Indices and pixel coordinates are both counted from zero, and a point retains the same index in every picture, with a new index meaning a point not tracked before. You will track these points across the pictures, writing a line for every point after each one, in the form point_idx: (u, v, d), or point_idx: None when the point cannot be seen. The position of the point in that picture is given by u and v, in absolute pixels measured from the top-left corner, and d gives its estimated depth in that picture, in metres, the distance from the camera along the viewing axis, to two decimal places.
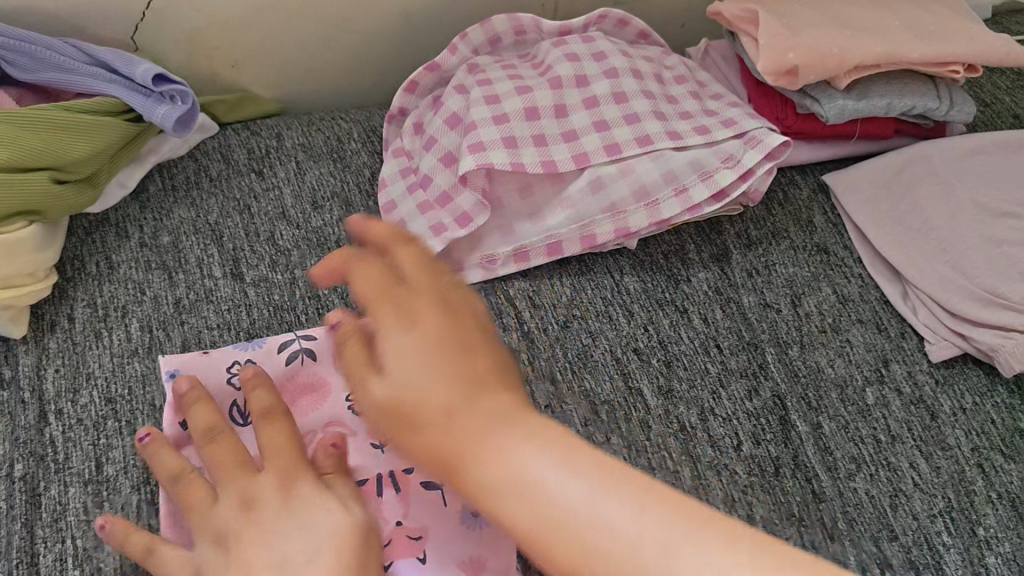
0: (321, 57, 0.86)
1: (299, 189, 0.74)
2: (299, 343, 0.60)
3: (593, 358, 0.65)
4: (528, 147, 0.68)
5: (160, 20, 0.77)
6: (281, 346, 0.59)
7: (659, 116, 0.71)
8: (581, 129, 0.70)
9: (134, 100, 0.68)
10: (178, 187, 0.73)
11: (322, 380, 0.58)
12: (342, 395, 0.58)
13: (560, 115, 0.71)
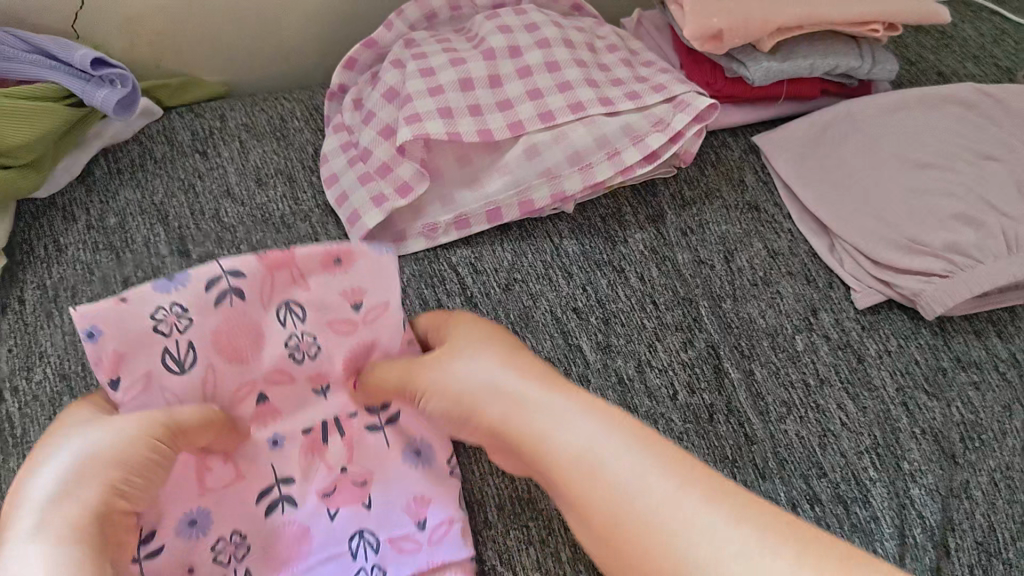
0: (263, 39, 0.88)
1: (243, 167, 0.75)
2: (227, 280, 0.53)
3: (535, 318, 0.67)
4: (464, 117, 0.70)
5: (99, 7, 0.78)
6: (209, 283, 0.52)
7: (591, 84, 0.74)
8: (516, 98, 0.72)
9: (75, 85, 0.69)
10: (123, 170, 0.75)
11: (261, 322, 0.54)
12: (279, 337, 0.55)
13: (495, 85, 0.73)
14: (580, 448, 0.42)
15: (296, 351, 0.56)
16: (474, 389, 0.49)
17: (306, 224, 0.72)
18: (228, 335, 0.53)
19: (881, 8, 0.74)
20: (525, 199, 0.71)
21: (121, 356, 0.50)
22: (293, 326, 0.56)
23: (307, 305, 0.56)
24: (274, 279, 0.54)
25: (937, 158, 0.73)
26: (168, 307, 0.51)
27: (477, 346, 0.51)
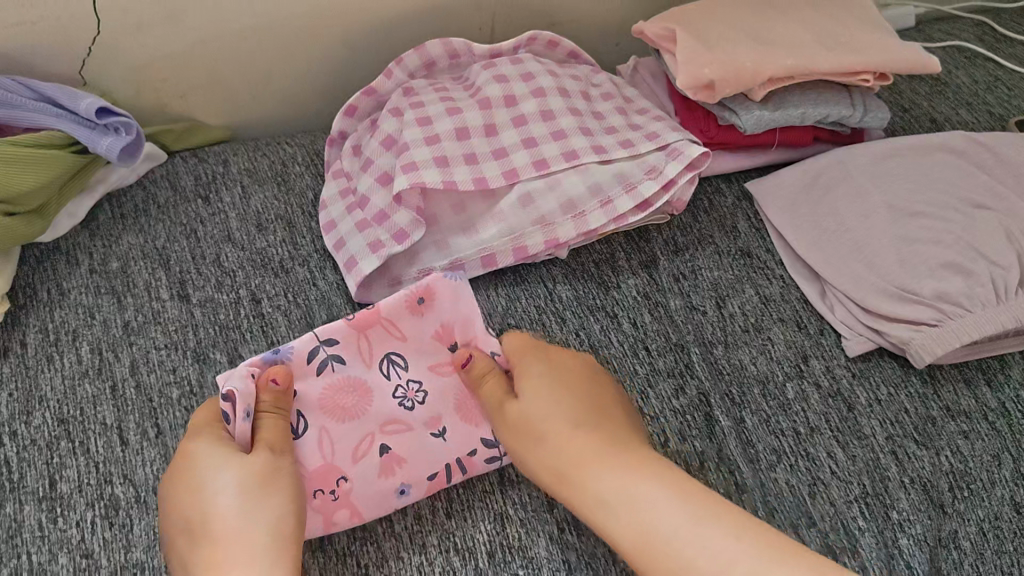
0: (267, 85, 0.90)
1: (244, 212, 0.77)
2: (328, 354, 0.63)
3: None
4: (459, 166, 0.72)
5: (105, 54, 0.80)
6: (310, 355, 0.62)
7: (585, 132, 0.75)
8: (510, 146, 0.74)
9: (79, 133, 0.71)
10: (127, 214, 0.76)
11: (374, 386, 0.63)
12: (388, 392, 0.63)
13: (490, 133, 0.74)
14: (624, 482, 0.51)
15: (405, 400, 0.62)
16: (564, 429, 0.55)
17: (304, 269, 0.73)
18: (335, 401, 0.61)
19: (870, 57, 0.76)
20: (519, 246, 0.72)
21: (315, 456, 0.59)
22: (397, 378, 0.63)
23: (406, 357, 0.64)
24: (368, 339, 0.64)
25: (927, 207, 0.74)
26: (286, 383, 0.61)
27: (551, 407, 0.57)
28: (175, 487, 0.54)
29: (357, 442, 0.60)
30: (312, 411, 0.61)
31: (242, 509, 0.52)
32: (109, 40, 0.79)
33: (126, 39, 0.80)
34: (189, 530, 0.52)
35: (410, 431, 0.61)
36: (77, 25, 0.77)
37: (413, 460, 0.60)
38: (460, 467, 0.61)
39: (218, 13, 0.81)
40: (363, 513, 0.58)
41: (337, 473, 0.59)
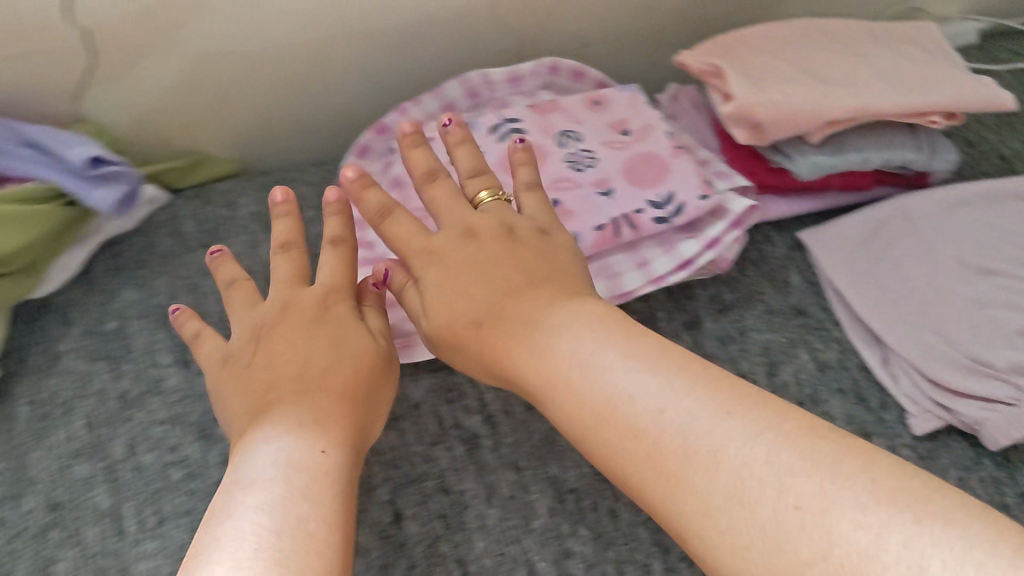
0: (281, 122, 0.84)
1: (252, 264, 0.71)
2: (504, 127, 0.67)
3: (559, 444, 0.62)
4: None
5: (102, 94, 0.74)
6: (490, 129, 0.67)
7: (601, 181, 0.65)
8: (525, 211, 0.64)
9: (69, 181, 0.64)
10: (124, 268, 0.71)
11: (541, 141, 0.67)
12: (561, 160, 0.66)
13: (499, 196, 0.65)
14: (715, 459, 0.36)
15: (576, 164, 0.66)
16: (500, 342, 0.49)
17: None
18: (511, 161, 0.66)
19: (939, 96, 0.68)
20: None
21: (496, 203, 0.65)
22: (573, 147, 0.67)
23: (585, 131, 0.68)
24: (551, 117, 0.69)
25: (1006, 263, 0.67)
26: (458, 149, 0.67)
27: (450, 305, 0.52)
28: (263, 361, 0.54)
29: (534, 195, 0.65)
30: (496, 155, 0.66)
31: (326, 351, 0.53)
32: (105, 77, 0.73)
33: (124, 77, 0.74)
34: (256, 373, 0.53)
35: (580, 188, 0.64)
36: (69, 66, 0.71)
37: (582, 213, 0.63)
38: (630, 224, 0.63)
39: (205, 44, 0.74)
40: None
41: None
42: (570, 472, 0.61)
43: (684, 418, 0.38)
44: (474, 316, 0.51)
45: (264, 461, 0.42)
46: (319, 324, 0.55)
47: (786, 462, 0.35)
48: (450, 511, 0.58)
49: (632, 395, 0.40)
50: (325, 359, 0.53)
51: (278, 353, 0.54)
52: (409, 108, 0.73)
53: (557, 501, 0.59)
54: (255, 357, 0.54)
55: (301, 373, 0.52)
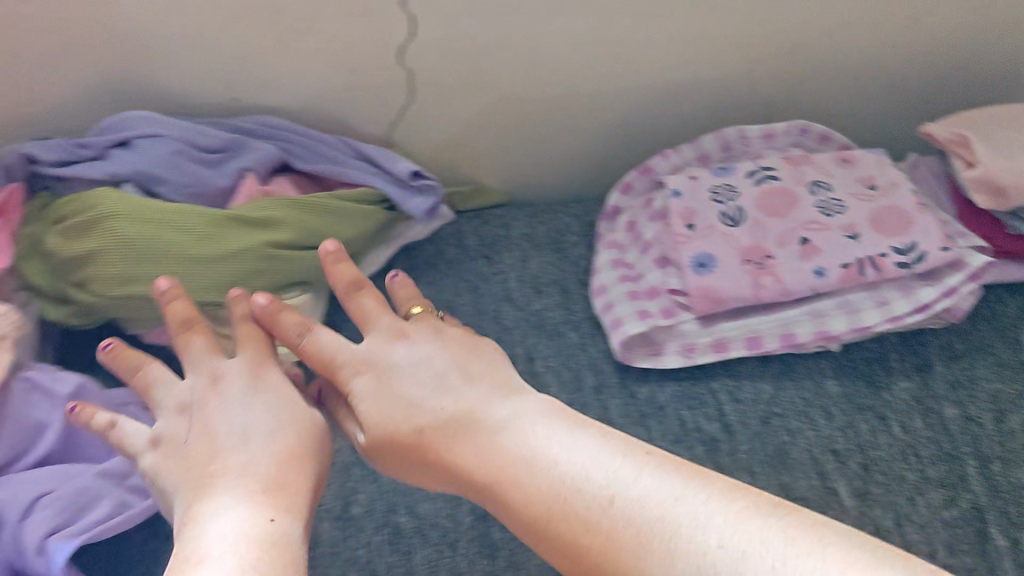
0: (548, 160, 0.97)
1: (524, 276, 0.83)
2: (760, 172, 0.77)
3: (791, 457, 0.69)
4: (713, 242, 0.73)
5: (412, 123, 0.89)
6: (748, 174, 0.77)
7: (847, 227, 0.73)
8: (774, 243, 0.72)
9: (391, 189, 0.79)
10: (418, 268, 0.84)
11: (793, 188, 0.75)
12: (811, 205, 0.74)
13: (753, 228, 0.73)
14: (645, 510, 0.47)
15: (825, 209, 0.74)
16: (461, 445, 0.55)
17: (577, 334, 0.77)
18: (766, 201, 0.74)
19: None
20: (786, 334, 0.72)
21: (752, 234, 0.73)
22: (822, 195, 0.75)
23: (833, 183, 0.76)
24: (803, 169, 0.77)
25: None
26: (719, 185, 0.76)
27: (391, 410, 0.58)
28: (191, 451, 0.56)
29: (785, 231, 0.73)
30: (753, 195, 0.75)
31: (267, 418, 0.58)
32: (418, 109, 0.88)
33: (433, 111, 0.89)
34: (198, 463, 0.55)
35: (828, 229, 0.72)
36: (396, 97, 0.86)
37: (829, 251, 0.71)
38: (874, 264, 0.70)
39: (495, 88, 0.87)
40: (786, 284, 0.70)
41: (765, 252, 0.72)
42: (800, 482, 0.67)
43: (621, 476, 0.49)
44: (409, 424, 0.57)
45: (243, 550, 0.47)
46: (228, 454, 0.55)
47: (736, 545, 0.43)
48: None
49: (585, 468, 0.50)
50: (200, 447, 0.56)
51: (220, 468, 0.54)
52: (670, 154, 0.83)
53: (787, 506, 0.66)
54: (197, 466, 0.55)
55: (211, 481, 0.54)
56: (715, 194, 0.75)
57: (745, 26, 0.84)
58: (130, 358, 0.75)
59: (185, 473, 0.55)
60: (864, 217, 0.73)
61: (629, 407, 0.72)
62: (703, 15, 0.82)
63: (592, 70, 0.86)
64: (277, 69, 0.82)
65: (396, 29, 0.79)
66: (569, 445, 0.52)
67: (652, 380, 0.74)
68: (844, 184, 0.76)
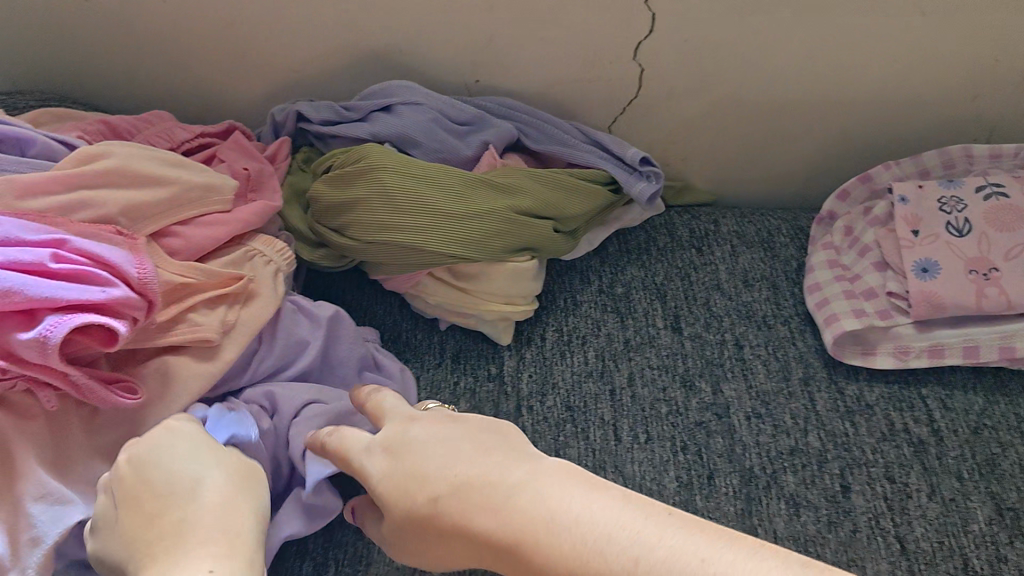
0: (755, 162, 1.00)
1: (733, 268, 0.85)
2: (990, 186, 0.77)
3: (1001, 467, 0.69)
4: (937, 251, 0.75)
5: (634, 116, 0.94)
6: (977, 188, 0.78)
7: None
8: (1001, 256, 0.74)
9: (620, 174, 0.85)
10: (631, 251, 0.87)
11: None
12: None
13: (980, 242, 0.75)
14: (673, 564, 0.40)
15: None
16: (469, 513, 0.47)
17: (785, 328, 0.80)
18: (994, 216, 0.76)
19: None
20: (1007, 346, 0.72)
21: (977, 248, 0.74)
22: None
23: None
24: None
25: None
26: (946, 198, 0.78)
27: (405, 479, 0.50)
28: (158, 502, 0.50)
29: (1012, 245, 0.74)
30: (981, 212, 0.76)
31: (215, 487, 0.52)
32: (642, 102, 0.92)
33: (656, 105, 0.93)
34: (159, 510, 0.50)
35: None
36: (624, 90, 0.91)
37: None
38: None
39: (718, 89, 0.91)
40: (1011, 297, 0.72)
41: (990, 264, 0.73)
42: (1011, 493, 0.67)
43: (656, 541, 0.41)
44: (428, 491, 0.49)
45: None
46: (207, 515, 0.50)
47: None
48: (893, 496, 0.67)
49: (602, 516, 0.43)
50: (168, 503, 0.50)
51: (176, 525, 0.49)
52: (892, 164, 0.85)
53: (997, 514, 0.66)
54: (149, 529, 0.49)
55: (180, 532, 0.49)
56: (942, 206, 0.77)
57: (980, 40, 0.84)
58: (368, 300, 0.83)
59: (150, 509, 0.50)
60: None
61: (835, 402, 0.73)
62: (940, 31, 0.83)
63: (818, 78, 0.89)
64: (520, 54, 0.88)
65: (638, 26, 0.84)
66: (586, 492, 0.45)
67: (861, 378, 0.75)
68: None
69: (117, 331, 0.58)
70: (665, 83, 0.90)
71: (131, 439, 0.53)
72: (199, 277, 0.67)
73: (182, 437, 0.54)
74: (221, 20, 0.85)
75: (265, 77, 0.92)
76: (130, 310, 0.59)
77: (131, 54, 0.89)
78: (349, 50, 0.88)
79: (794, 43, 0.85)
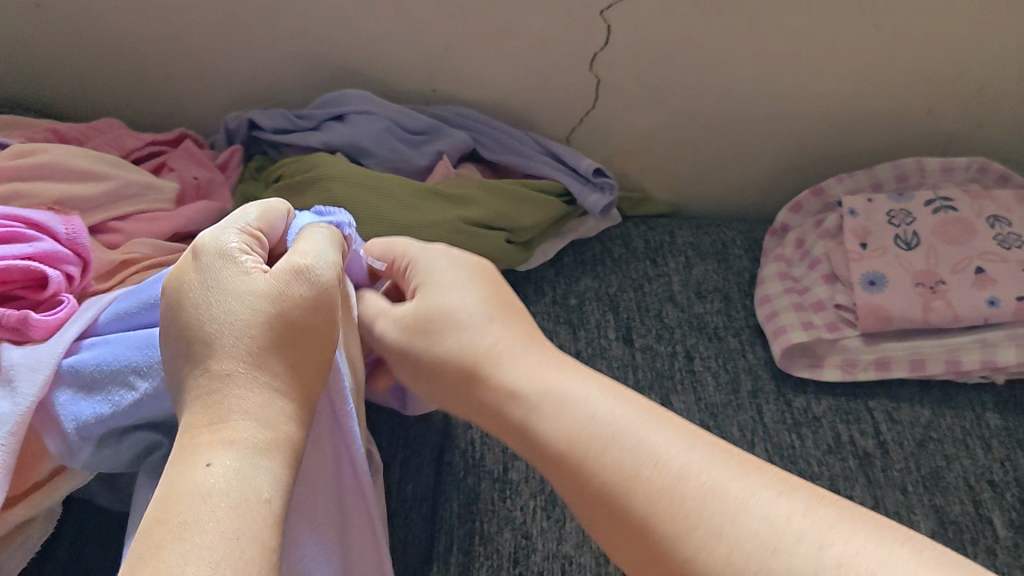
0: (713, 173, 1.00)
1: (687, 280, 0.85)
2: (938, 200, 0.78)
3: (946, 481, 0.69)
4: (884, 264, 0.75)
5: (591, 127, 0.94)
6: (925, 202, 0.79)
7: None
8: (947, 270, 0.74)
9: (574, 185, 0.85)
10: (586, 261, 0.87)
11: (971, 220, 0.77)
12: (988, 236, 0.75)
13: (928, 256, 0.75)
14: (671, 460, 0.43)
15: (1004, 241, 0.75)
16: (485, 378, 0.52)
17: (736, 341, 0.80)
18: (943, 230, 0.76)
19: None
20: (952, 359, 0.73)
21: (922, 261, 0.75)
22: (1001, 228, 0.76)
23: (1014, 218, 0.77)
24: (981, 202, 0.78)
25: None
26: (895, 211, 0.79)
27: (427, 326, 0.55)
28: (214, 351, 0.46)
29: (958, 259, 0.75)
30: (928, 226, 0.77)
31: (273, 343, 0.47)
32: (598, 114, 0.92)
33: (612, 117, 0.93)
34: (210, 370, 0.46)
35: (1006, 262, 0.74)
36: (580, 101, 0.91)
37: (1006, 282, 0.73)
38: None
39: (674, 101, 0.91)
40: (957, 310, 0.72)
41: (937, 277, 0.74)
42: (954, 507, 0.67)
43: (665, 439, 0.44)
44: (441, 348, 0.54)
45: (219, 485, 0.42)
46: (259, 390, 0.46)
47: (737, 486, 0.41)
48: None
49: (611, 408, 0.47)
50: (224, 355, 0.46)
51: (224, 376, 0.46)
52: (844, 177, 0.85)
53: (940, 527, 0.66)
54: (203, 383, 0.46)
55: (228, 383, 0.46)
56: (890, 220, 0.78)
57: (931, 54, 0.85)
58: None
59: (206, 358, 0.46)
60: None
61: (783, 415, 0.73)
62: (891, 45, 0.84)
63: (772, 90, 0.89)
64: (476, 64, 0.88)
65: (591, 37, 0.84)
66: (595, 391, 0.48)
67: (809, 390, 0.75)
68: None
69: (47, 277, 0.57)
70: (620, 95, 0.90)
71: (189, 281, 0.48)
72: (143, 252, 0.66)
73: (219, 276, 0.48)
74: (173, 27, 0.84)
75: (219, 86, 0.91)
76: (61, 265, 0.59)
77: (80, 60, 0.88)
78: (303, 58, 0.88)
79: (747, 56, 0.85)
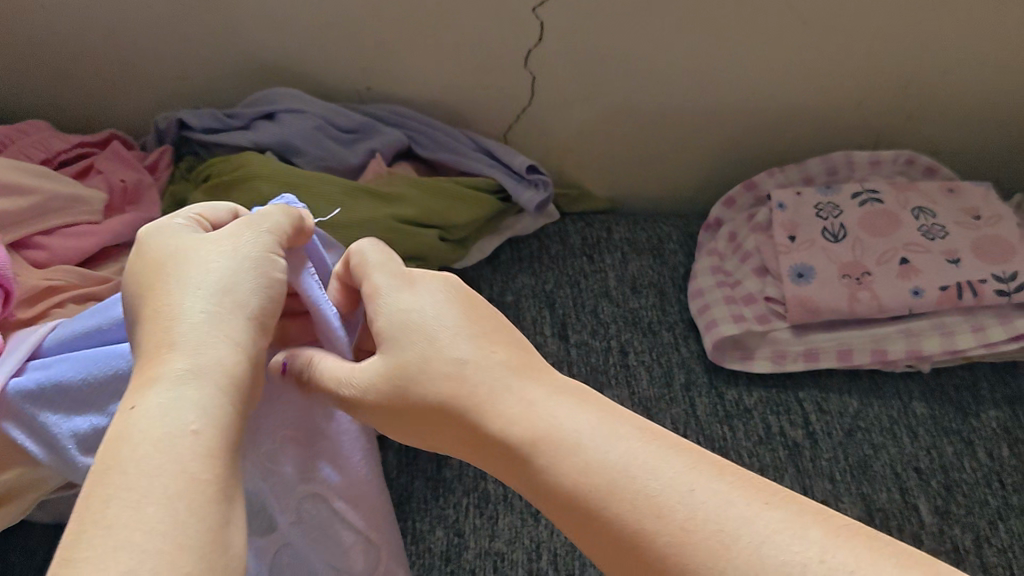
0: (651, 168, 1.00)
1: (622, 275, 0.85)
2: (864, 193, 0.80)
3: (874, 469, 0.69)
4: (812, 256, 0.76)
5: (527, 124, 0.94)
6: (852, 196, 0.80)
7: (948, 253, 0.75)
8: (872, 262, 0.76)
9: (508, 182, 0.85)
10: (524, 257, 0.87)
11: (895, 213, 0.78)
12: (912, 228, 0.77)
13: (854, 249, 0.77)
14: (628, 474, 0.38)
15: (928, 232, 0.77)
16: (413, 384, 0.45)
17: (670, 334, 0.80)
18: (869, 223, 0.78)
19: None
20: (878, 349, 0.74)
21: (848, 253, 0.76)
22: (925, 220, 0.77)
23: (938, 210, 0.78)
24: (906, 195, 0.80)
25: None
26: (823, 206, 0.80)
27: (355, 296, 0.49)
28: (154, 295, 0.42)
29: (884, 251, 0.76)
30: (855, 219, 0.78)
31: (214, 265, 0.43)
32: (534, 111, 0.93)
33: (548, 114, 0.93)
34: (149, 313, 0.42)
35: (931, 253, 0.75)
36: (515, 99, 0.91)
37: (929, 273, 0.74)
38: (972, 289, 0.72)
39: (609, 97, 0.91)
40: (882, 299, 0.73)
41: (863, 269, 0.75)
42: (882, 496, 0.68)
43: (656, 458, 0.38)
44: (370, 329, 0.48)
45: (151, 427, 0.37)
46: (197, 314, 0.41)
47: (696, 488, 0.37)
48: None
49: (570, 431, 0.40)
50: (162, 296, 0.42)
51: (164, 309, 0.41)
52: (776, 173, 0.86)
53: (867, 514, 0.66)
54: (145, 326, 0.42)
55: (164, 321, 0.41)
56: (819, 214, 0.79)
57: (858, 50, 0.86)
58: None
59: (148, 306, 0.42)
60: (970, 247, 0.75)
61: (716, 409, 0.73)
62: (819, 42, 0.85)
63: (705, 87, 0.90)
64: (410, 63, 0.87)
65: (523, 36, 0.84)
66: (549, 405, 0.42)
67: (741, 383, 0.75)
68: (948, 210, 0.78)
69: None
70: (555, 93, 0.90)
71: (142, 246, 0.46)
72: (69, 278, 0.66)
73: (162, 236, 0.45)
74: (99, 27, 0.83)
75: (149, 86, 0.90)
76: None
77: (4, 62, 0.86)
78: (234, 57, 0.87)
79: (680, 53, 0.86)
